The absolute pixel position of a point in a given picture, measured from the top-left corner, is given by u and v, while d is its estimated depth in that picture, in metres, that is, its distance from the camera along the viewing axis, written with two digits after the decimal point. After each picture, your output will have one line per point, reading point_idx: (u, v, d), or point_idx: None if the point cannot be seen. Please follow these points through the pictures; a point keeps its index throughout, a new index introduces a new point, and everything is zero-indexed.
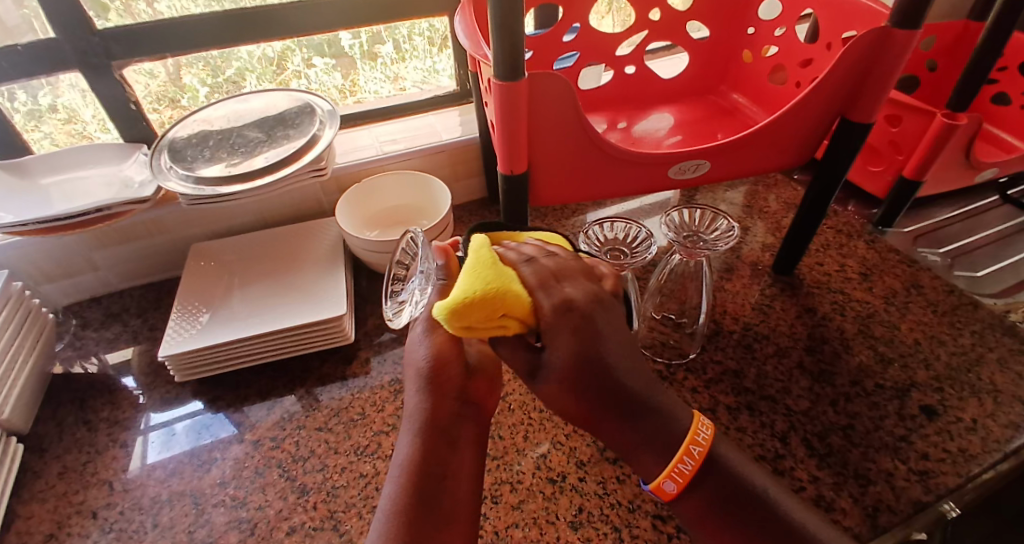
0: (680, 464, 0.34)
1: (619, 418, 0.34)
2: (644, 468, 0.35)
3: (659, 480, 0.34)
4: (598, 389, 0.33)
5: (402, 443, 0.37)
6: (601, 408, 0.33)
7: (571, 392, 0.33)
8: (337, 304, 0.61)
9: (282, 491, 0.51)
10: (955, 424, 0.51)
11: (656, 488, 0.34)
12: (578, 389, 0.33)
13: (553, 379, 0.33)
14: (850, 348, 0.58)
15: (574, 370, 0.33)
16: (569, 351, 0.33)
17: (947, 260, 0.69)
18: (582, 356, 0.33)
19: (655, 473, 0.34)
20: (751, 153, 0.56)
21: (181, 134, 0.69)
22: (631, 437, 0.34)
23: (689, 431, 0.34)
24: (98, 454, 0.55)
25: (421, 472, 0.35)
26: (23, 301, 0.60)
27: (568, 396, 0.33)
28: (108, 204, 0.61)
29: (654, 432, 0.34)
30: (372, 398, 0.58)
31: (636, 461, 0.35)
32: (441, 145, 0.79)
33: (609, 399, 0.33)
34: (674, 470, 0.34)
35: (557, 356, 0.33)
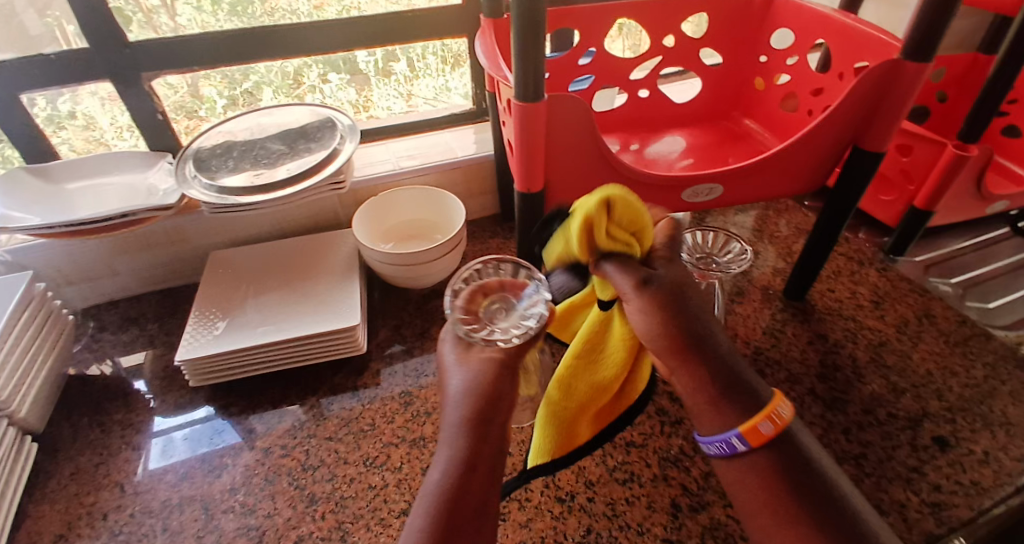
0: (762, 423, 0.33)
1: (704, 356, 0.35)
2: (728, 416, 0.34)
3: (754, 420, 0.33)
4: (689, 318, 0.35)
5: (435, 467, 0.33)
6: (689, 338, 0.35)
7: (664, 317, 0.35)
8: (352, 315, 0.62)
9: (292, 499, 0.51)
10: (968, 456, 0.51)
11: (747, 430, 0.33)
12: (673, 307, 0.35)
13: (652, 293, 0.36)
14: (862, 376, 0.58)
15: (668, 295, 0.36)
16: (661, 287, 0.36)
17: (958, 291, 0.69)
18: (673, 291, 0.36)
19: (746, 418, 0.33)
20: (764, 179, 0.57)
21: (206, 144, 0.71)
22: (714, 379, 0.34)
23: (772, 400, 0.34)
24: (110, 456, 0.56)
25: (456, 502, 0.31)
26: (45, 302, 0.61)
27: (659, 316, 0.35)
28: (133, 211, 0.62)
29: (740, 384, 0.34)
30: (382, 409, 0.59)
31: (716, 408, 0.34)
32: (456, 161, 0.80)
33: (696, 334, 0.35)
34: (773, 411, 0.33)
35: (651, 284, 0.36)
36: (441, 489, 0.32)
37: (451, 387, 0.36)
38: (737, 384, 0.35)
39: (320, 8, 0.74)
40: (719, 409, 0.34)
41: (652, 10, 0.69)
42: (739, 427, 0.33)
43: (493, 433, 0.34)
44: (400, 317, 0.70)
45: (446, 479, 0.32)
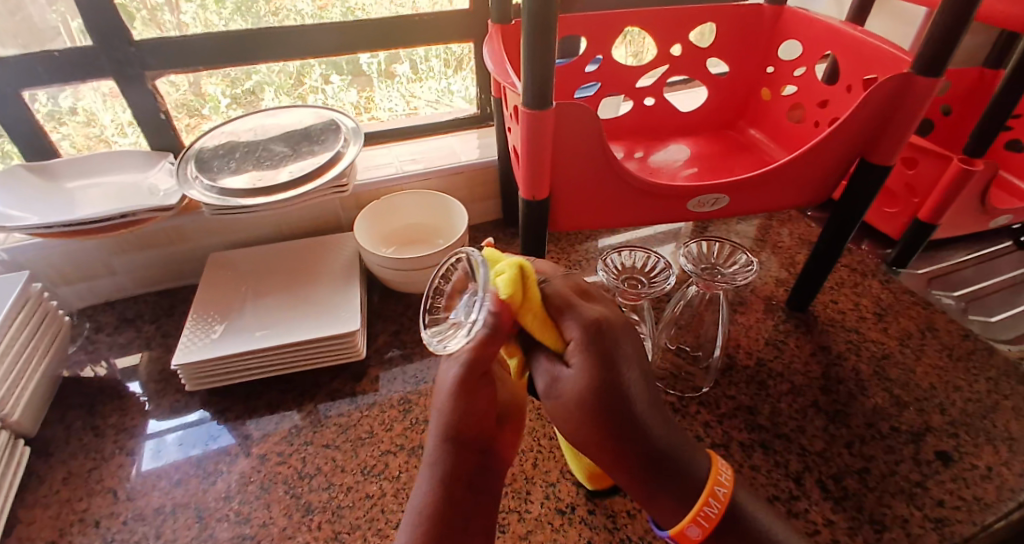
0: (705, 507, 0.34)
1: (620, 435, 0.34)
2: (664, 515, 0.35)
3: (681, 525, 0.34)
4: (613, 413, 0.34)
5: (419, 491, 0.39)
6: (617, 433, 0.34)
7: (595, 404, 0.35)
8: (351, 320, 0.62)
9: (288, 508, 0.50)
10: (970, 471, 0.50)
11: (676, 532, 0.35)
12: (596, 408, 0.34)
13: (572, 396, 0.35)
14: (866, 390, 0.58)
15: (588, 389, 0.35)
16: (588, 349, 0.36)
17: (960, 304, 0.68)
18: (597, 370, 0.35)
19: (677, 519, 0.35)
20: (771, 191, 0.56)
21: (209, 144, 0.71)
22: (638, 465, 0.35)
23: (710, 475, 0.35)
24: (104, 461, 0.55)
25: (442, 522, 0.37)
26: (41, 302, 0.60)
27: (580, 393, 0.35)
28: (132, 211, 0.62)
29: (675, 482, 0.34)
30: (381, 416, 0.58)
31: (653, 499, 0.35)
32: (459, 166, 0.80)
33: (625, 426, 0.34)
34: (700, 515, 0.34)
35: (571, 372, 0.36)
36: (424, 503, 0.38)
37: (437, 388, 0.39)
38: (663, 469, 0.35)
39: (323, 9, 0.73)
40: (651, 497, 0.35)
41: (661, 18, 0.69)
42: (671, 526, 0.35)
43: (464, 451, 0.39)
44: (400, 322, 0.70)
45: (429, 496, 0.38)
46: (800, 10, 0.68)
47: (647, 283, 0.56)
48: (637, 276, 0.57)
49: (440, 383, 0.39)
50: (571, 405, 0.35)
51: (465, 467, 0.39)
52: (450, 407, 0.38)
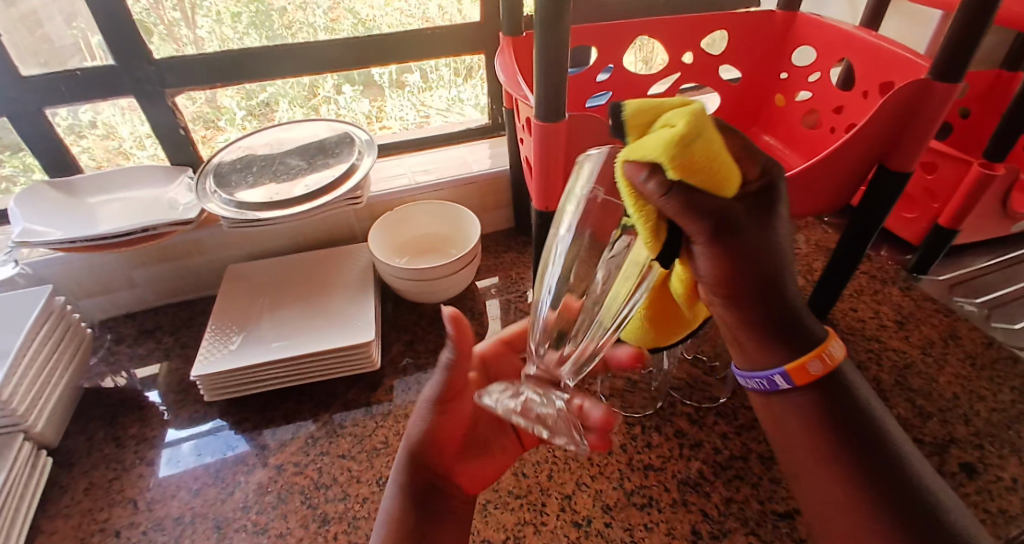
0: (829, 349, 0.35)
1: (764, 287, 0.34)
2: (773, 353, 0.35)
3: (803, 361, 0.34)
4: (758, 286, 0.34)
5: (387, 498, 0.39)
6: (757, 282, 0.34)
7: (726, 278, 0.33)
8: (365, 330, 0.62)
9: (304, 519, 0.50)
10: (995, 483, 0.49)
11: (795, 369, 0.34)
12: (752, 255, 0.33)
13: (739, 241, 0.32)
14: (887, 400, 0.57)
15: (729, 265, 0.33)
16: (739, 243, 0.32)
17: (983, 311, 0.67)
18: (743, 249, 0.32)
19: (799, 356, 0.35)
20: (788, 200, 0.55)
21: (227, 159, 0.72)
22: (760, 322, 0.35)
23: (827, 340, 0.35)
24: (124, 471, 0.56)
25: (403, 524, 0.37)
26: (63, 315, 0.61)
27: (720, 276, 0.33)
28: (154, 225, 0.63)
29: (800, 332, 0.35)
30: (396, 427, 0.58)
31: (762, 345, 0.35)
32: (471, 177, 0.80)
33: (762, 290, 0.34)
34: (824, 353, 0.34)
35: (704, 254, 0.33)
36: (391, 504, 0.38)
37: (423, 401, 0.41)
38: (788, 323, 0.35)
39: (334, 22, 0.74)
40: (763, 345, 0.35)
41: (672, 26, 0.68)
42: (786, 365, 0.35)
43: (430, 461, 0.39)
44: (414, 332, 0.70)
45: (393, 496, 0.39)
46: (813, 15, 0.68)
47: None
48: None
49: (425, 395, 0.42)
50: (730, 251, 0.32)
51: (425, 477, 0.39)
52: (423, 420, 0.40)
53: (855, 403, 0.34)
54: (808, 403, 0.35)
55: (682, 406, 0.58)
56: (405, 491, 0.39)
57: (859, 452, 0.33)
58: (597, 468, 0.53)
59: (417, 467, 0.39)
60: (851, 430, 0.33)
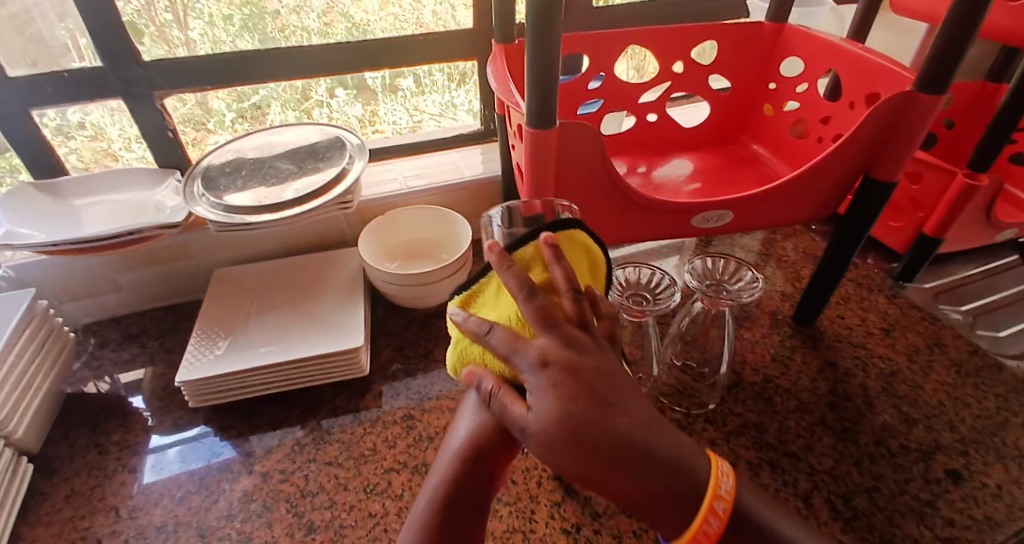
0: (704, 523, 0.32)
1: (620, 473, 0.32)
2: (665, 524, 0.33)
3: (694, 530, 0.32)
4: (615, 456, 0.32)
5: (437, 471, 0.39)
6: (604, 465, 0.32)
7: (572, 455, 0.32)
8: (355, 336, 0.62)
9: (290, 527, 0.50)
10: (981, 490, 0.50)
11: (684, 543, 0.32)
12: (572, 452, 0.32)
13: (539, 437, 0.33)
14: (874, 407, 0.57)
15: (563, 453, 0.32)
16: (545, 436, 0.32)
17: (968, 319, 0.68)
18: (577, 420, 0.32)
19: (678, 532, 0.33)
20: (774, 208, 0.56)
21: (216, 162, 0.71)
22: (641, 492, 0.32)
23: (708, 487, 0.33)
24: (107, 479, 0.55)
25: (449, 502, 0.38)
26: (47, 319, 0.60)
27: (573, 461, 0.32)
28: (140, 228, 0.62)
29: (677, 491, 0.32)
30: (384, 433, 0.58)
31: (652, 514, 0.33)
32: (463, 182, 0.80)
33: (622, 461, 0.32)
34: (700, 530, 0.32)
35: (542, 411, 0.33)
36: (430, 503, 0.38)
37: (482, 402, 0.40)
38: (664, 491, 0.32)
39: (329, 26, 0.75)
40: (664, 510, 0.32)
41: (662, 35, 0.69)
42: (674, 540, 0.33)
43: (483, 473, 0.39)
44: (404, 337, 0.70)
45: (434, 494, 0.38)
46: (801, 27, 0.69)
47: (651, 302, 0.55)
48: (641, 292, 0.57)
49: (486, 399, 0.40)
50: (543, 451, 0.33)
51: (473, 490, 0.38)
52: (481, 434, 0.38)
53: (755, 537, 0.33)
54: None
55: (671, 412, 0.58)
56: (451, 496, 0.38)
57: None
58: None
59: (467, 474, 0.38)
60: None
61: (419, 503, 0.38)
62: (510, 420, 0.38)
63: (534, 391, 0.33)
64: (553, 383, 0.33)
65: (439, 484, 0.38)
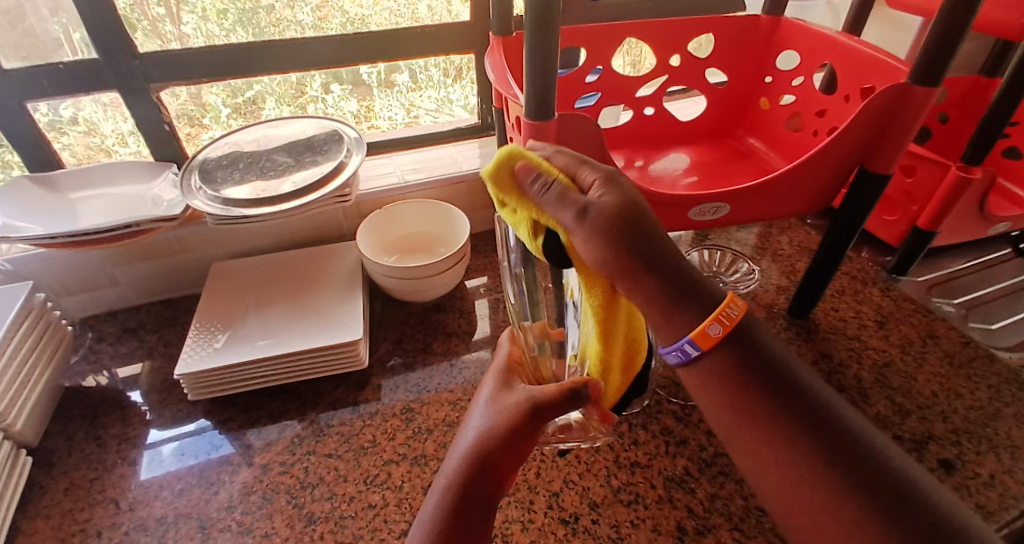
0: (726, 308, 0.31)
1: (657, 263, 0.31)
2: (681, 322, 0.32)
3: (704, 323, 0.31)
4: (645, 253, 0.31)
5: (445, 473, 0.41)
6: (643, 260, 0.31)
7: (619, 242, 0.30)
8: (353, 328, 0.62)
9: (290, 519, 0.50)
10: (973, 479, 0.50)
11: (699, 334, 0.31)
12: (623, 232, 0.30)
13: (599, 217, 0.30)
14: (868, 398, 0.58)
15: (611, 239, 0.30)
16: (606, 221, 0.30)
17: (961, 311, 0.69)
18: (629, 208, 0.31)
19: (697, 321, 0.31)
20: (770, 201, 0.56)
21: (212, 155, 0.71)
22: (661, 291, 0.31)
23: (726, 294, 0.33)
24: (106, 472, 0.55)
25: (456, 500, 0.39)
26: (44, 312, 0.60)
27: (603, 252, 0.30)
28: (136, 221, 0.62)
29: (698, 297, 0.32)
30: (383, 425, 0.58)
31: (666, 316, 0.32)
32: (460, 176, 0.81)
33: (653, 263, 0.31)
34: (722, 313, 0.31)
35: (582, 227, 0.31)
36: (435, 508, 0.39)
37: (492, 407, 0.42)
38: (688, 294, 0.32)
39: (323, 20, 0.74)
40: (669, 318, 0.32)
41: (659, 29, 0.69)
42: (691, 333, 0.31)
43: (490, 473, 0.39)
44: (402, 331, 0.70)
45: (440, 499, 0.39)
46: (797, 20, 0.69)
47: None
48: None
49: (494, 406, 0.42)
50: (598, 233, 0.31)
51: (476, 494, 0.39)
52: (488, 436, 0.40)
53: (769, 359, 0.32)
54: (738, 383, 0.31)
55: (668, 404, 0.59)
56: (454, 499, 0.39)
57: (812, 432, 0.29)
58: (585, 465, 0.53)
59: (470, 481, 0.39)
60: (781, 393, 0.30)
61: (427, 504, 0.40)
62: (519, 417, 0.39)
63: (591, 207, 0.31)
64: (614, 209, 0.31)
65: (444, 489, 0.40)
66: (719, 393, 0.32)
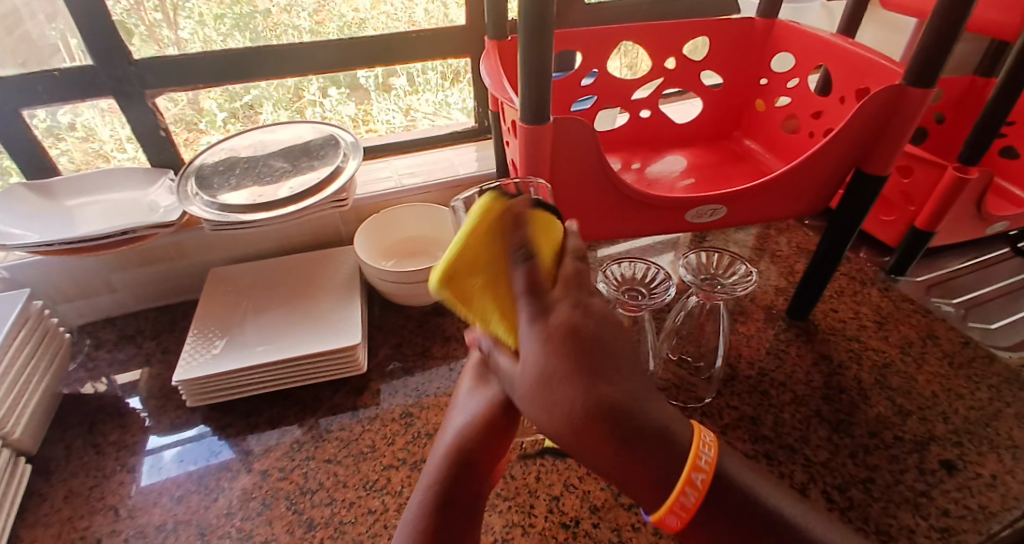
0: (681, 495, 0.32)
1: (618, 441, 0.31)
2: (647, 499, 0.33)
3: (668, 505, 0.32)
4: (607, 410, 0.32)
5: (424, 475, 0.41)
6: (610, 434, 0.31)
7: (568, 407, 0.32)
8: (351, 333, 0.62)
9: (290, 525, 0.50)
10: (975, 480, 0.50)
11: (658, 518, 0.32)
12: (575, 396, 0.32)
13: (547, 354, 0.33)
14: (868, 399, 0.58)
15: (568, 406, 0.32)
16: (561, 340, 0.33)
17: (960, 311, 0.69)
18: (568, 356, 0.32)
19: (655, 506, 0.32)
20: (768, 202, 0.56)
21: (209, 161, 0.71)
22: (633, 462, 0.32)
23: (689, 452, 0.32)
24: (105, 479, 0.54)
25: (440, 502, 0.39)
26: (42, 319, 0.60)
27: (564, 413, 0.32)
28: (134, 227, 0.62)
29: (665, 453, 0.32)
30: (383, 431, 0.58)
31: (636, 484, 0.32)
32: (457, 179, 0.81)
33: (615, 424, 0.32)
34: (677, 504, 0.32)
35: (530, 362, 0.33)
36: (418, 513, 0.39)
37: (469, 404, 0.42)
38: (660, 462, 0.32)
39: (320, 24, 0.74)
40: (646, 478, 0.32)
41: (655, 32, 0.69)
42: (652, 512, 0.32)
43: (472, 471, 0.40)
44: (401, 335, 0.70)
45: (423, 501, 0.39)
46: (792, 22, 0.69)
47: (647, 295, 0.55)
48: (637, 286, 0.57)
49: (468, 404, 0.43)
50: (539, 386, 0.33)
51: (459, 493, 0.40)
52: (467, 433, 0.41)
53: (741, 504, 0.33)
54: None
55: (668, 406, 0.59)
56: (438, 499, 0.39)
57: None
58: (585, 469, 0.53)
59: (452, 481, 0.40)
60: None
61: (413, 500, 0.40)
62: (499, 414, 0.40)
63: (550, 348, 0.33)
64: (557, 336, 0.33)
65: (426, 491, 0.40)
66: None
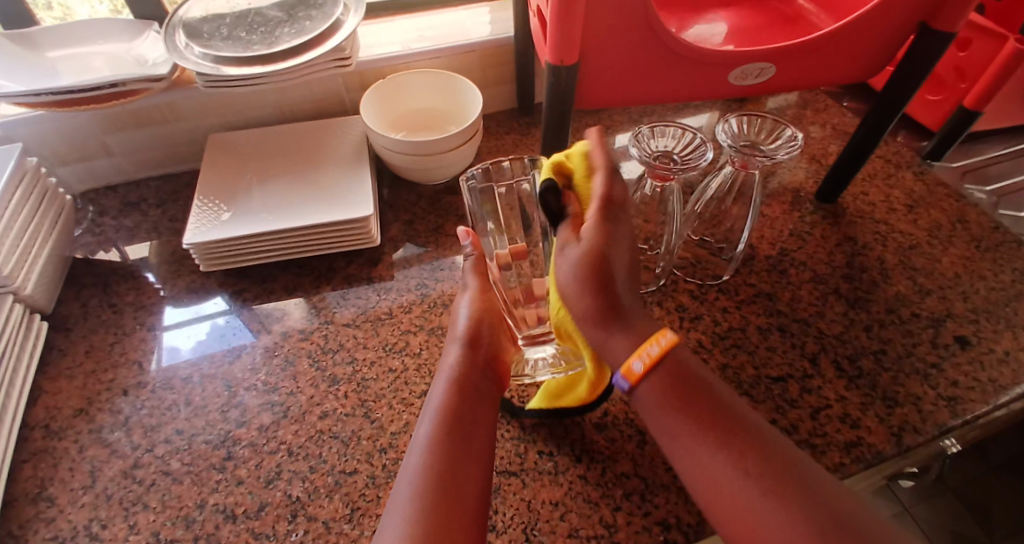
0: (647, 347, 0.36)
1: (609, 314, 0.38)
2: (615, 354, 0.37)
3: (628, 360, 0.36)
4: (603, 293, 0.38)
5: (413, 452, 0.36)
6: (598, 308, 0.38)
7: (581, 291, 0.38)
8: (363, 205, 0.59)
9: (313, 379, 0.51)
10: (988, 355, 0.51)
11: (625, 369, 0.36)
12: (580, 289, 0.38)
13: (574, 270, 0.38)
14: (890, 278, 0.57)
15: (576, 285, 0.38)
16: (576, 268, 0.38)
17: (993, 199, 0.66)
18: (594, 264, 0.38)
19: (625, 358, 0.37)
20: (816, 61, 0.51)
21: (195, 11, 0.64)
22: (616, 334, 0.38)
23: (654, 333, 0.37)
24: (125, 336, 0.55)
25: (439, 471, 0.34)
26: (39, 179, 0.57)
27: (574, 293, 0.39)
28: (122, 80, 0.57)
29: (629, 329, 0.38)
30: (399, 299, 0.58)
31: (609, 344, 0.38)
32: (471, 44, 0.73)
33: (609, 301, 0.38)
34: (644, 351, 0.36)
35: (577, 251, 0.39)
36: (414, 489, 0.33)
37: (445, 365, 0.42)
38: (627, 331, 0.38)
39: None
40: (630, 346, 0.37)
41: None
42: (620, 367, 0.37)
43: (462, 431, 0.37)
44: (413, 212, 0.68)
45: (420, 467, 0.34)
46: None
47: (679, 162, 0.50)
48: (671, 155, 0.51)
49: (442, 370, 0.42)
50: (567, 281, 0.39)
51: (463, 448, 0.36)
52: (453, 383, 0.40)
53: (690, 385, 0.35)
54: (665, 403, 0.35)
55: (685, 283, 0.58)
56: (451, 430, 0.37)
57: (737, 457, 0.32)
58: None
59: (457, 420, 0.37)
60: (713, 431, 0.33)
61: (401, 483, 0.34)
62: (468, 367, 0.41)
63: (592, 220, 0.39)
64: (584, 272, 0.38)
65: (423, 458, 0.35)
66: (652, 416, 0.36)
